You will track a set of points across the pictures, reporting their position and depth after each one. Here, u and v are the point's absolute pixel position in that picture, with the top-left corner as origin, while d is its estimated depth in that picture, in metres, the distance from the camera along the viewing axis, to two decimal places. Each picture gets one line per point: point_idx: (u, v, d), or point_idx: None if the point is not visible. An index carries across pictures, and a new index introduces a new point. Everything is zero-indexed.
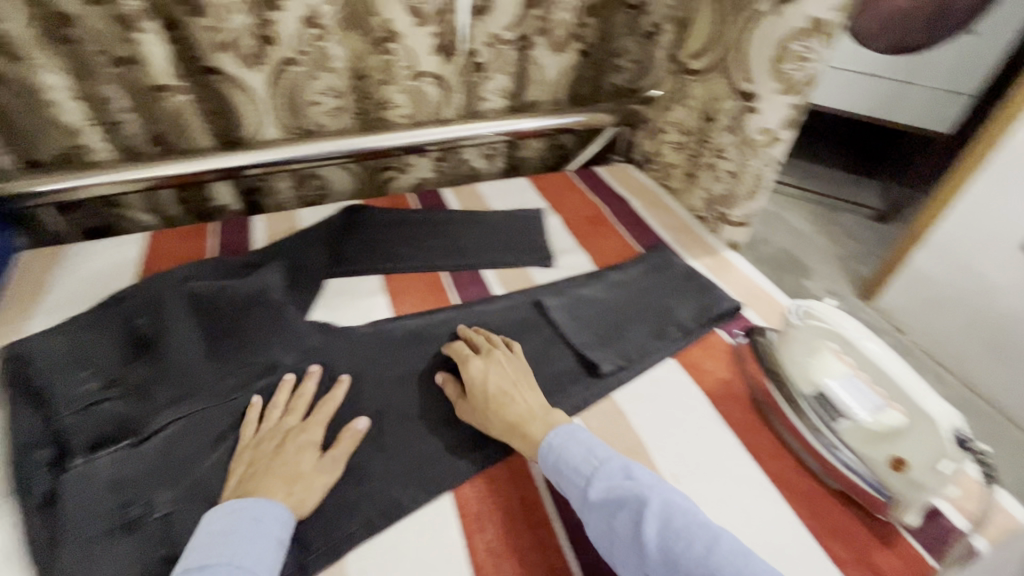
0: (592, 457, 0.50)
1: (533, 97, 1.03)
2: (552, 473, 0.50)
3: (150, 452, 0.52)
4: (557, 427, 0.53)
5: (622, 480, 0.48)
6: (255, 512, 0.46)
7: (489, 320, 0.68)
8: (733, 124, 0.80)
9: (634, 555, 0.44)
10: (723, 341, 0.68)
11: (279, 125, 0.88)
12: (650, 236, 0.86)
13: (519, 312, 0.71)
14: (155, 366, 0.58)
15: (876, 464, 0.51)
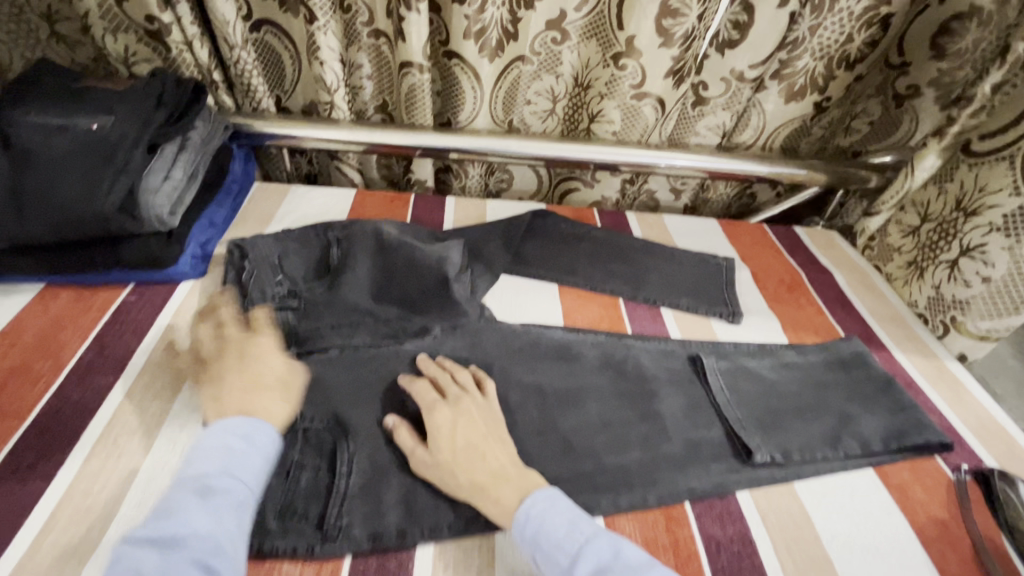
0: (575, 532, 0.44)
1: (744, 138, 0.96)
2: (530, 549, 0.44)
3: (313, 384, 0.56)
4: (535, 493, 0.47)
5: (611, 561, 0.42)
6: (244, 431, 0.47)
7: (639, 361, 0.64)
8: (1010, 226, 0.67)
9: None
10: (940, 471, 0.57)
11: (490, 118, 0.91)
12: (855, 321, 0.76)
13: (670, 360, 0.65)
14: (331, 310, 0.61)
15: None
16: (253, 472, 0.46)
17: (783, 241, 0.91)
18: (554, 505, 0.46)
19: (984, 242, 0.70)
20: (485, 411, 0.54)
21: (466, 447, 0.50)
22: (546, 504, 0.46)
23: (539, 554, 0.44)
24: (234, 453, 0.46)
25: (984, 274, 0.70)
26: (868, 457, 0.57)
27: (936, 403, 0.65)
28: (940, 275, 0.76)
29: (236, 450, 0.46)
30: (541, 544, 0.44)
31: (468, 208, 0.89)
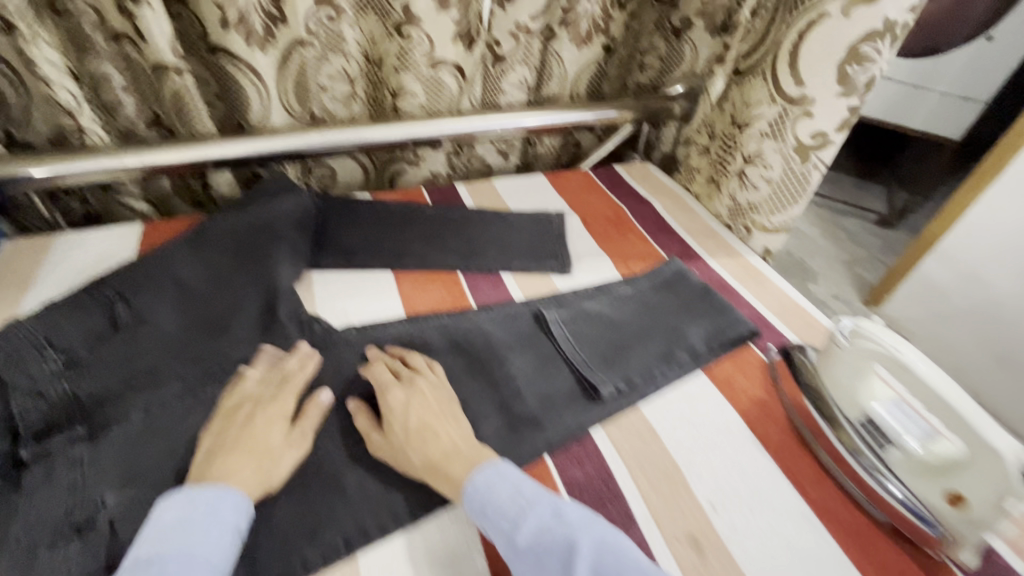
0: (519, 496, 0.44)
1: (551, 90, 0.99)
2: (479, 519, 0.44)
3: (116, 452, 0.48)
4: (485, 465, 0.47)
5: (551, 520, 0.43)
6: (208, 501, 0.42)
7: (486, 329, 0.63)
8: (776, 131, 0.75)
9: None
10: (757, 357, 0.65)
11: (284, 111, 0.82)
12: (674, 243, 0.83)
13: (516, 324, 0.65)
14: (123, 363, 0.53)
15: (928, 498, 0.48)
16: (235, 540, 0.42)
17: (605, 181, 0.96)
18: (501, 473, 0.46)
19: (764, 149, 0.78)
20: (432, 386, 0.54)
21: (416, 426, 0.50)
22: (493, 475, 0.46)
23: (487, 524, 0.44)
24: (206, 524, 0.41)
25: (765, 176, 0.79)
26: (698, 361, 0.63)
27: (749, 299, 0.73)
28: (733, 185, 0.84)
29: (208, 518, 0.41)
30: (488, 511, 0.44)
31: None
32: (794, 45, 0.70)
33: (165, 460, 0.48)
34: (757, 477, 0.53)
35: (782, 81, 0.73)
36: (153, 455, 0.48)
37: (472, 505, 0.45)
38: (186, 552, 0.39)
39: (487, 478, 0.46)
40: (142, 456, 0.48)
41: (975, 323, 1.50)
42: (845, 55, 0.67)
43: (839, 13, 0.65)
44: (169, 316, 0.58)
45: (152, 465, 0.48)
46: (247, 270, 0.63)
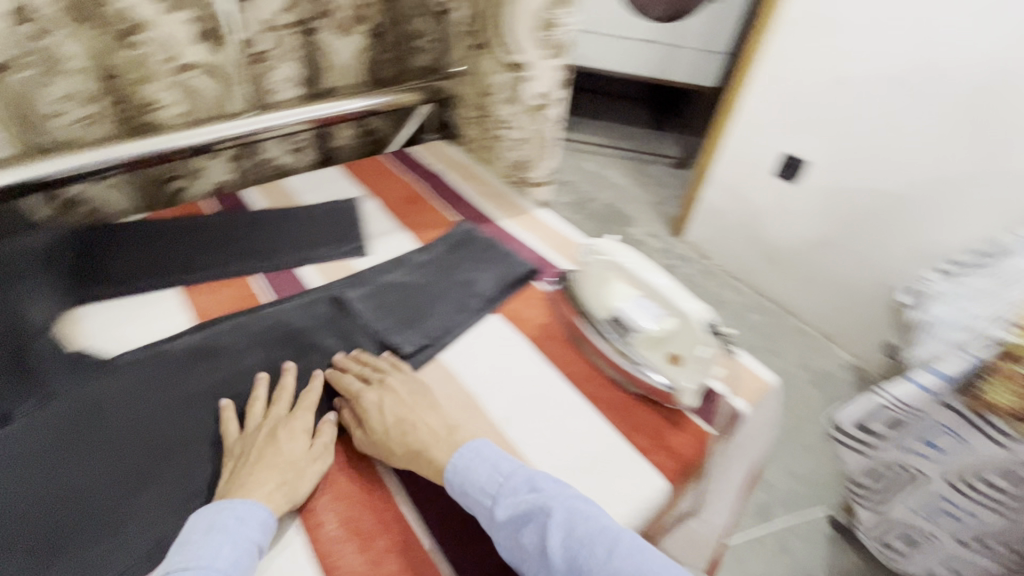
0: (497, 474, 0.51)
1: (328, 82, 1.00)
2: (461, 497, 0.51)
3: None
4: (461, 446, 0.53)
5: (525, 493, 0.50)
6: (237, 513, 0.47)
7: (285, 320, 0.65)
8: (511, 95, 0.86)
9: (541, 565, 0.46)
10: (538, 290, 0.75)
11: (11, 143, 0.73)
12: (465, 207, 0.91)
13: (317, 310, 0.67)
14: None
15: (658, 362, 0.61)
16: (252, 555, 0.46)
17: (399, 163, 1.01)
18: (478, 454, 0.52)
19: (507, 114, 0.89)
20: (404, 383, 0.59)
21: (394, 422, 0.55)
22: (472, 456, 0.52)
23: (469, 498, 0.50)
24: (218, 539, 0.46)
25: (518, 135, 0.90)
26: (490, 304, 0.72)
27: (532, 243, 0.83)
28: (500, 148, 0.94)
29: (224, 534, 0.46)
30: (467, 489, 0.50)
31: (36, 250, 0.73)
32: (497, 17, 0.81)
33: None
34: (541, 386, 0.63)
35: (498, 51, 0.83)
36: None
37: (453, 484, 0.51)
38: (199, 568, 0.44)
39: (465, 460, 0.52)
40: None
41: (743, 231, 1.86)
42: (536, 23, 0.77)
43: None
44: None
45: None
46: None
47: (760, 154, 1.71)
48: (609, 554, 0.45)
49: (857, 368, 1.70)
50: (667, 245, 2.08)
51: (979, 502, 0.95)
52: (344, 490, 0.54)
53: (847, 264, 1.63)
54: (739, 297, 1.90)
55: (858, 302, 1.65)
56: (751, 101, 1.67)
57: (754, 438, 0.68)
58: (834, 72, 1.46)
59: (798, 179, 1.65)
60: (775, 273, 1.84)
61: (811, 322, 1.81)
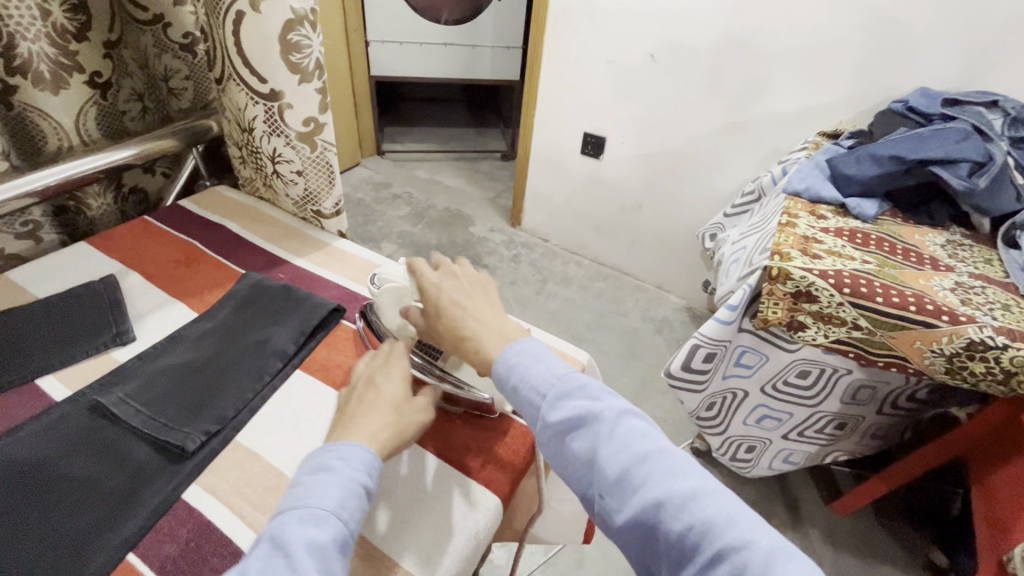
0: (554, 378, 0.50)
1: (54, 146, 0.85)
2: (511, 396, 0.51)
3: None
4: (517, 347, 0.52)
5: (579, 399, 0.48)
6: (342, 454, 0.46)
7: (16, 453, 0.52)
8: (275, 126, 0.78)
9: (587, 469, 0.45)
10: (346, 329, 0.71)
11: None
12: (254, 256, 0.82)
13: (69, 426, 0.55)
14: None
15: (471, 377, 0.62)
16: (358, 496, 0.44)
17: (168, 222, 0.88)
18: (531, 356, 0.52)
19: (277, 146, 0.80)
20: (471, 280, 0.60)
21: (451, 328, 0.56)
22: (529, 354, 0.52)
23: (519, 394, 0.50)
24: (320, 484, 0.44)
25: (294, 168, 0.83)
26: (291, 360, 0.65)
27: (334, 279, 0.79)
28: (280, 185, 0.86)
29: (329, 477, 0.44)
30: (521, 385, 0.50)
31: None
32: (236, 45, 0.72)
33: None
34: None
35: (249, 80, 0.75)
36: None
37: (504, 379, 0.51)
38: (308, 511, 0.42)
39: (523, 356, 0.52)
40: None
41: (570, 209, 1.99)
42: (279, 46, 0.70)
43: (248, 9, 0.68)
44: None
45: None
46: None
47: (567, 137, 1.83)
48: (663, 475, 0.43)
49: (689, 309, 1.92)
50: (509, 236, 2.15)
51: (788, 402, 1.11)
52: None
53: (659, 221, 1.82)
54: (582, 270, 2.03)
55: (676, 253, 1.86)
56: (547, 89, 1.77)
57: None
58: (607, 55, 1.59)
59: (602, 156, 1.79)
60: (606, 242, 2.00)
61: (645, 277, 2.00)
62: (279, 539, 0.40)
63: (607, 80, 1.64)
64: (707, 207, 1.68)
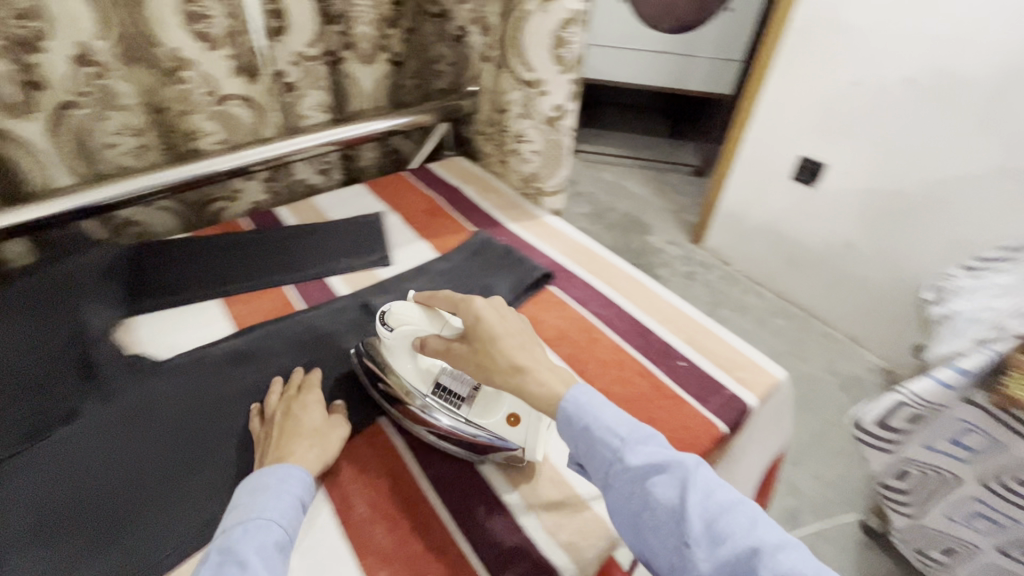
0: (626, 424, 0.49)
1: (356, 107, 1.08)
2: (574, 442, 0.50)
3: None
4: (580, 385, 0.52)
5: (654, 446, 0.48)
6: (280, 474, 0.50)
7: (317, 324, 0.70)
8: (527, 110, 0.90)
9: (672, 517, 0.44)
10: (554, 295, 0.78)
11: (71, 173, 0.82)
12: (483, 217, 0.95)
13: (347, 315, 0.72)
14: None
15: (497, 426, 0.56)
16: (297, 509, 0.49)
17: (420, 178, 1.06)
18: (597, 397, 0.51)
19: (524, 127, 0.92)
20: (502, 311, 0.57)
21: (511, 366, 0.52)
22: (598, 397, 0.51)
23: (587, 436, 0.49)
24: (267, 496, 0.48)
25: (533, 149, 0.94)
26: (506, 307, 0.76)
27: (546, 250, 0.87)
28: (513, 162, 0.98)
29: (275, 490, 0.49)
30: (589, 426, 0.49)
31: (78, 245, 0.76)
32: (515, 38, 0.84)
33: None
34: None
35: (516, 68, 0.87)
36: None
37: (570, 419, 0.49)
38: (254, 522, 0.46)
39: (593, 397, 0.50)
40: None
41: (762, 234, 1.87)
42: (552, 41, 0.81)
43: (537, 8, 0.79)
44: None
45: None
46: (55, 324, 0.65)
47: (777, 159, 1.72)
48: (754, 526, 0.43)
49: (886, 372, 1.67)
50: (687, 252, 2.09)
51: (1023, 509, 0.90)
52: (369, 473, 0.57)
53: (870, 266, 1.61)
54: (762, 302, 1.89)
55: (886, 305, 1.63)
56: (765, 105, 1.68)
57: (762, 428, 0.70)
58: (848, 75, 1.46)
59: (815, 184, 1.65)
60: (798, 278, 1.83)
61: (837, 325, 1.79)
62: (232, 549, 0.44)
63: (842, 101, 1.50)
64: (942, 260, 1.44)
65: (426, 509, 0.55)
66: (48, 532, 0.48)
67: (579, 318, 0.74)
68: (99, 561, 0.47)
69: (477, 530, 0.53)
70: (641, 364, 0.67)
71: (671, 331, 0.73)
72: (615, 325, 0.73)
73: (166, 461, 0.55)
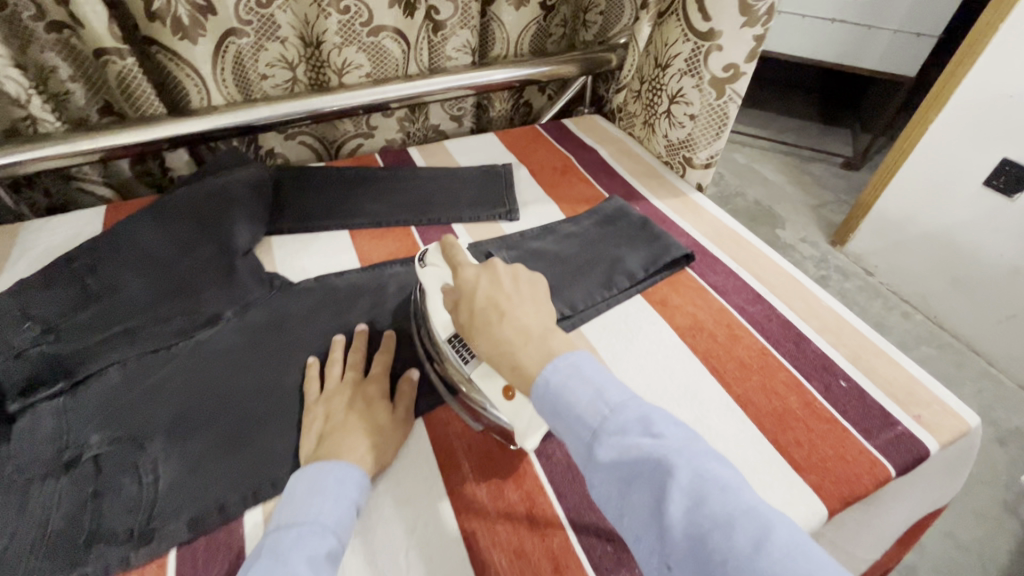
0: (601, 405, 0.41)
1: (497, 52, 1.02)
2: (558, 425, 0.42)
3: (98, 395, 0.53)
4: (559, 358, 0.44)
5: (636, 438, 0.38)
6: (337, 474, 0.46)
7: None
8: (693, 67, 0.78)
9: (652, 530, 0.36)
10: (692, 278, 0.70)
11: (229, 95, 0.85)
12: (618, 183, 0.88)
13: None
14: (92, 318, 0.58)
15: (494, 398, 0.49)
16: (353, 514, 0.45)
17: (554, 134, 1.00)
18: (582, 374, 0.42)
19: (685, 87, 0.81)
20: (509, 274, 0.52)
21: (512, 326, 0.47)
22: (580, 372, 0.42)
23: (565, 422, 0.41)
24: (322, 495, 0.44)
25: (689, 112, 0.83)
26: (637, 284, 0.69)
27: (686, 228, 0.79)
28: (664, 125, 0.88)
29: (331, 490, 0.44)
30: (562, 408, 0.41)
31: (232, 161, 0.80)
32: None
33: (136, 405, 0.52)
34: (688, 379, 0.59)
35: (692, 18, 0.76)
36: (125, 402, 0.53)
37: (549, 402, 0.42)
38: (308, 524, 0.42)
39: (569, 375, 0.42)
40: (115, 402, 0.52)
41: (926, 246, 1.59)
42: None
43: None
44: (138, 283, 0.61)
45: (125, 410, 0.52)
46: (205, 231, 0.67)
47: (969, 159, 1.42)
48: (749, 545, 0.32)
49: None
50: (823, 254, 1.84)
51: None
52: (478, 432, 0.55)
53: None
54: (908, 324, 1.63)
55: None
56: (967, 91, 1.38)
57: (936, 479, 0.58)
58: None
59: (1014, 196, 1.35)
60: (963, 303, 1.55)
61: (1002, 365, 1.51)
62: (282, 549, 0.40)
63: None
64: None
65: (531, 480, 0.51)
66: (183, 430, 0.51)
67: (723, 310, 0.66)
68: (224, 467, 0.49)
69: (586, 519, 0.48)
70: (793, 377, 0.58)
71: (831, 344, 0.63)
72: (765, 326, 0.64)
73: (288, 382, 0.56)
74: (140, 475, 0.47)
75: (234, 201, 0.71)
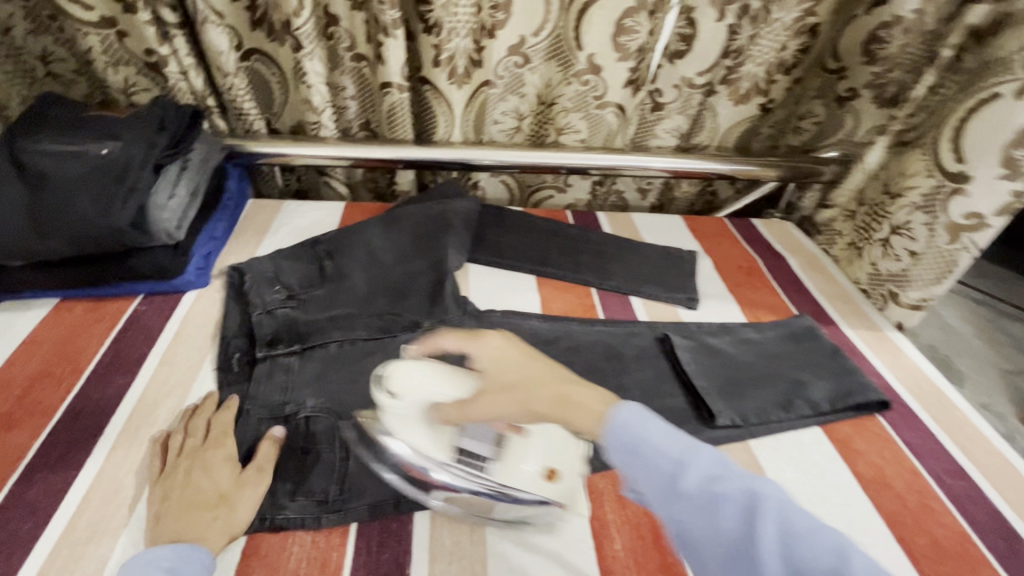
0: (690, 449, 0.38)
1: (702, 141, 1.03)
2: (624, 461, 0.39)
3: (317, 362, 0.64)
4: (624, 407, 0.41)
5: (724, 472, 0.37)
6: (178, 552, 0.44)
7: (617, 349, 0.72)
8: (929, 204, 0.75)
9: (739, 556, 0.34)
10: (883, 430, 0.65)
11: (463, 133, 0.97)
12: (808, 301, 0.84)
13: (641, 343, 0.73)
14: (326, 298, 0.70)
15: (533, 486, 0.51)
16: None
17: (743, 232, 0.99)
18: (642, 417, 0.40)
19: (912, 220, 0.77)
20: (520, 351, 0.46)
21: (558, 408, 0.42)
22: (648, 416, 0.40)
23: (636, 452, 0.39)
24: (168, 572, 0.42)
25: (911, 248, 0.78)
26: (817, 416, 0.65)
27: (878, 367, 0.74)
28: (875, 252, 0.85)
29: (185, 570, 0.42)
30: (637, 445, 0.39)
31: (450, 190, 0.91)
32: (959, 123, 0.71)
33: (342, 382, 0.62)
34: (866, 533, 0.54)
35: (943, 157, 0.73)
36: (334, 376, 0.62)
37: (621, 440, 0.39)
38: None
39: (640, 417, 0.40)
40: (328, 373, 0.63)
41: None
42: (1012, 138, 0.65)
43: (1011, 95, 0.65)
44: (360, 276, 0.72)
45: (334, 385, 0.61)
46: (423, 248, 0.77)
47: None
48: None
49: None
50: None
51: None
52: (634, 515, 0.55)
53: None
54: None
55: None
56: None
57: None
58: None
59: None
60: None
61: None
62: None
63: None
64: None
65: None
66: None
67: (917, 473, 0.60)
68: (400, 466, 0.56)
69: None
70: None
71: None
72: (969, 509, 0.57)
73: None
74: (337, 447, 0.56)
75: (447, 225, 0.79)
